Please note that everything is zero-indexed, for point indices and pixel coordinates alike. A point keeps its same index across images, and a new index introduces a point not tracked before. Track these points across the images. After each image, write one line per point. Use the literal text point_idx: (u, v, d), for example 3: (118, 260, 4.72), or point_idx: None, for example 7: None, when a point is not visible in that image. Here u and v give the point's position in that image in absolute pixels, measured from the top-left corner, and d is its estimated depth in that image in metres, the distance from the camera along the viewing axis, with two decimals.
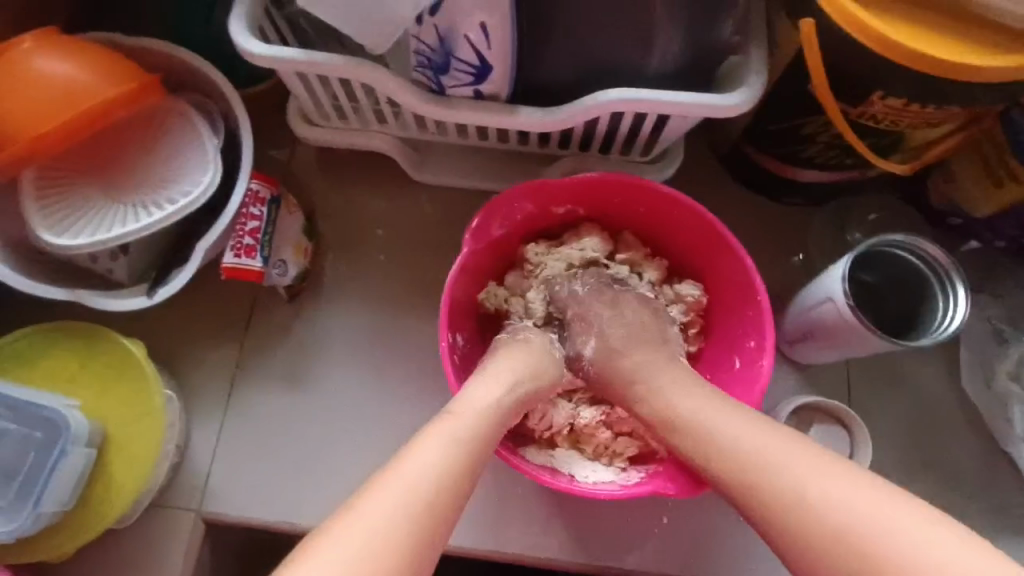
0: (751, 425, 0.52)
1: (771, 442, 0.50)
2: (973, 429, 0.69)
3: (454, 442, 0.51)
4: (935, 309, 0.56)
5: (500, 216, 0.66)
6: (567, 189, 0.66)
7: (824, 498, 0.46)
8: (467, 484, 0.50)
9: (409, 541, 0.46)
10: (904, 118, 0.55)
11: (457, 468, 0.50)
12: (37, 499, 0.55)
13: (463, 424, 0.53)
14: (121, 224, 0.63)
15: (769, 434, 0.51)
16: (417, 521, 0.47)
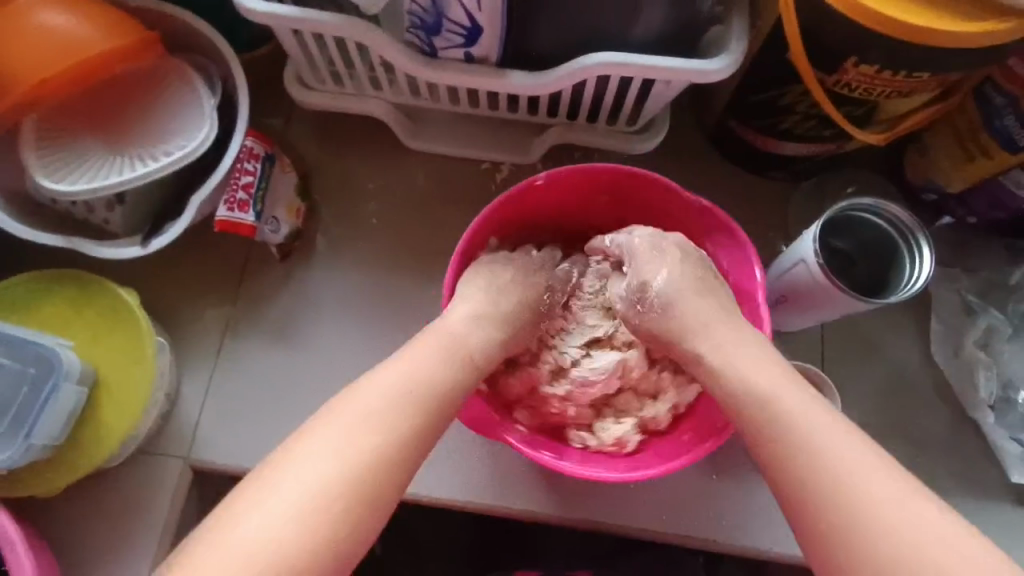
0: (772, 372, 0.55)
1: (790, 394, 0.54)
2: (941, 396, 0.71)
3: (439, 358, 0.56)
4: (903, 270, 0.58)
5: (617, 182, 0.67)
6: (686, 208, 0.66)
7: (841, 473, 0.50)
8: (444, 393, 0.55)
9: (411, 422, 0.53)
10: (876, 86, 0.57)
11: (438, 380, 0.55)
12: (28, 432, 0.57)
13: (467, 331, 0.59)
14: (118, 174, 0.64)
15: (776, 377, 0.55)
16: (402, 408, 0.53)
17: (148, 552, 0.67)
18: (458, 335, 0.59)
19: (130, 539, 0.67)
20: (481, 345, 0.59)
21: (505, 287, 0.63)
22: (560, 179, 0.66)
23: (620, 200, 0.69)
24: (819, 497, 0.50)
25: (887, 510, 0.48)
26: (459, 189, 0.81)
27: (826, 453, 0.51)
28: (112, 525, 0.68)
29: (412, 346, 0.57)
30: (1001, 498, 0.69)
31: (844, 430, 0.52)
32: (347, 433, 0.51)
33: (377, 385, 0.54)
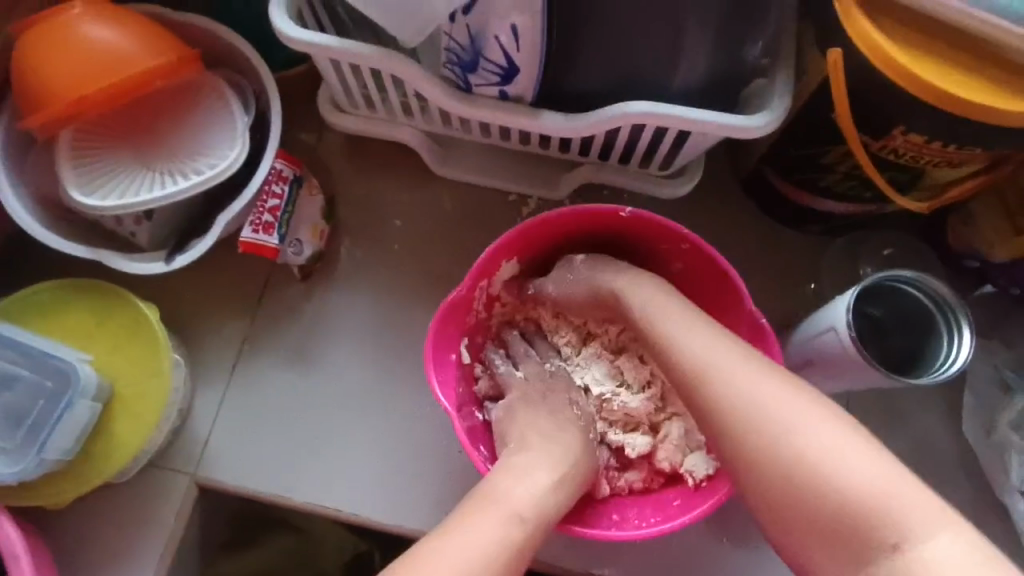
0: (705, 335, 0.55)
1: (720, 354, 0.54)
2: (970, 474, 0.68)
3: (506, 535, 0.50)
4: (939, 349, 0.56)
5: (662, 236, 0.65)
6: (703, 263, 0.65)
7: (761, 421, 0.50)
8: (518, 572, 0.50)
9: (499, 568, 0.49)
10: (924, 155, 0.54)
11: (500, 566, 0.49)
12: (40, 446, 0.57)
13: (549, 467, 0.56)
14: (148, 190, 0.65)
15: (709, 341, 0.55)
16: (496, 553, 0.49)
17: (149, 567, 0.67)
18: (516, 493, 0.53)
19: (134, 552, 0.68)
20: (537, 501, 0.53)
21: (566, 445, 0.58)
22: (582, 214, 0.65)
23: (633, 246, 0.68)
24: (756, 454, 0.49)
25: (819, 446, 0.47)
26: (484, 221, 0.80)
27: (749, 412, 0.50)
28: (117, 536, 0.68)
29: (470, 517, 0.51)
30: None
31: (763, 376, 0.51)
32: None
33: (437, 563, 0.48)
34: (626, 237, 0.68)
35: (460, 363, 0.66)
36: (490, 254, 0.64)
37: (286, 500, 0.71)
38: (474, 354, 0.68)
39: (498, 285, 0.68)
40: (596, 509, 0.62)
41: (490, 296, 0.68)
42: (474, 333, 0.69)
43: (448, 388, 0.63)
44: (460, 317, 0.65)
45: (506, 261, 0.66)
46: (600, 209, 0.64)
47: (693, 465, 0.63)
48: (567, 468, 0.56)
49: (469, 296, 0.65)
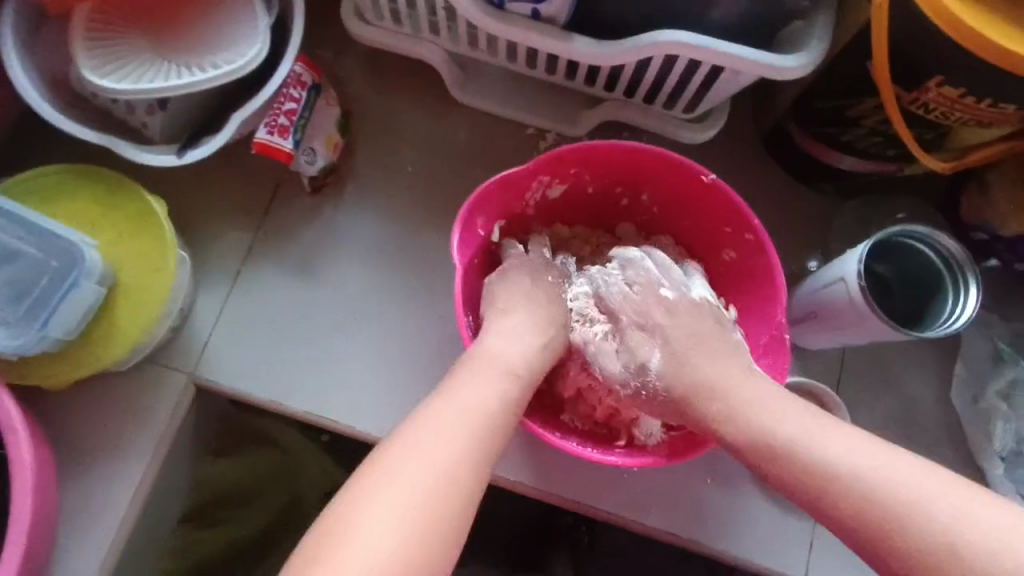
0: (729, 363, 0.55)
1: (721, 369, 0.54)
2: (951, 440, 0.70)
3: (498, 383, 0.54)
4: (944, 305, 0.57)
5: (733, 217, 0.64)
6: (754, 257, 0.63)
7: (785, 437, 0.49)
8: (511, 422, 0.53)
9: (491, 420, 0.52)
10: (955, 111, 0.54)
11: (497, 411, 0.53)
12: (42, 324, 0.56)
13: (538, 337, 0.59)
14: (163, 79, 0.63)
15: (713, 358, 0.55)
16: (490, 403, 0.53)
17: (141, 461, 0.68)
18: (506, 352, 0.56)
19: (128, 444, 0.68)
20: (525, 358, 0.57)
21: (549, 316, 0.61)
22: (664, 162, 0.64)
23: (697, 213, 0.67)
24: (760, 452, 0.50)
25: (818, 445, 0.48)
26: (499, 152, 0.79)
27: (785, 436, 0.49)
28: (112, 427, 0.68)
29: (462, 374, 0.54)
30: None
31: (733, 362, 0.55)
32: (427, 458, 0.48)
33: (440, 416, 0.51)
34: (697, 201, 0.66)
35: (486, 238, 0.66)
36: (563, 155, 0.63)
37: (281, 408, 0.72)
38: (503, 236, 0.68)
39: (556, 191, 0.68)
40: (545, 419, 0.65)
41: (543, 197, 0.68)
42: (514, 222, 0.69)
43: (468, 251, 0.63)
44: (511, 198, 0.66)
45: (573, 168, 0.66)
46: (685, 166, 0.63)
47: (647, 431, 0.62)
48: (548, 330, 0.60)
49: (524, 181, 0.65)
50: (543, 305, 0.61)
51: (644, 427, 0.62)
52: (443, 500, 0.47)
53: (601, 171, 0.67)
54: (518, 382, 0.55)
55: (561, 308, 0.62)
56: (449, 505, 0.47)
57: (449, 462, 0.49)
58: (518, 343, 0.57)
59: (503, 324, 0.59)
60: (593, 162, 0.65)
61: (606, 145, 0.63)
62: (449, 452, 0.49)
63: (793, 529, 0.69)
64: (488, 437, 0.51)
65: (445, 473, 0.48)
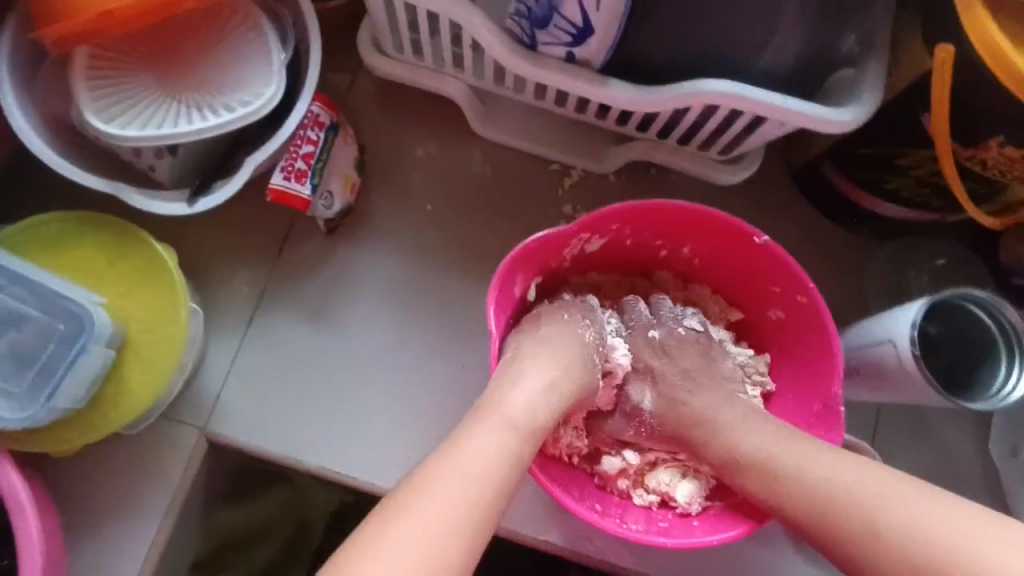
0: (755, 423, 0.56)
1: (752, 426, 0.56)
2: (990, 493, 0.68)
3: (506, 440, 0.50)
4: (997, 372, 0.55)
5: (784, 280, 0.62)
6: (806, 322, 0.61)
7: (817, 490, 0.50)
8: (514, 484, 0.49)
9: (492, 485, 0.48)
10: (1015, 170, 0.52)
11: (504, 473, 0.49)
12: (50, 394, 0.52)
13: (549, 386, 0.54)
14: (173, 124, 0.59)
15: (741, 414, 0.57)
16: (492, 464, 0.49)
17: (152, 522, 0.65)
18: (513, 402, 0.52)
19: (137, 504, 0.65)
20: (534, 409, 0.52)
21: (562, 358, 0.56)
22: (713, 222, 0.61)
23: (741, 272, 0.65)
24: (811, 519, 0.50)
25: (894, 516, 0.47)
26: (521, 190, 0.75)
27: (817, 485, 0.50)
28: (120, 486, 0.65)
29: (470, 428, 0.50)
30: None
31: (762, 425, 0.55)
32: (418, 525, 0.45)
33: (439, 479, 0.47)
34: (743, 259, 0.64)
35: (521, 298, 0.63)
36: (609, 213, 0.60)
37: (296, 463, 0.68)
38: (538, 293, 0.65)
39: (594, 246, 0.65)
40: (580, 488, 0.60)
41: (580, 251, 0.65)
42: (550, 276, 0.66)
43: (503, 314, 0.60)
44: (547, 255, 0.63)
45: (615, 224, 0.63)
46: (736, 226, 0.61)
47: (687, 498, 0.60)
48: (562, 372, 0.55)
49: (563, 239, 0.62)
50: (554, 347, 0.57)
51: (682, 491, 0.60)
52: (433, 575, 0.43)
53: (642, 227, 0.64)
54: (524, 439, 0.51)
55: (575, 347, 0.57)
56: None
57: (442, 531, 0.45)
58: (529, 392, 0.53)
59: (514, 371, 0.54)
60: (635, 219, 0.62)
61: (653, 204, 0.60)
62: (444, 521, 0.45)
63: None
64: (487, 503, 0.47)
65: (437, 545, 0.44)
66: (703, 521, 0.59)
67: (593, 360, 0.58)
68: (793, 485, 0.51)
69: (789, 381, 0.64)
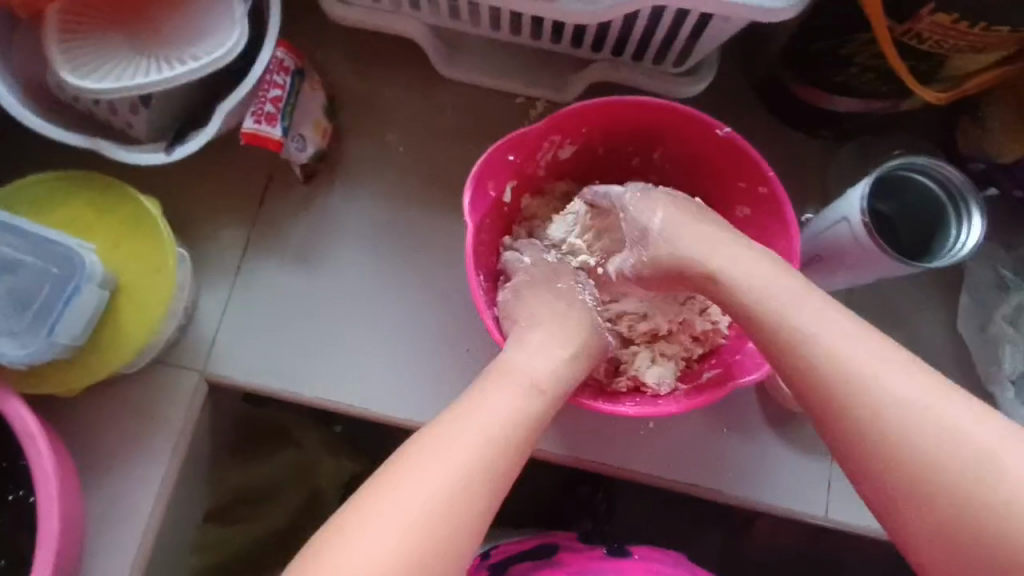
0: (759, 266, 0.53)
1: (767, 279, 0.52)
2: (962, 373, 0.71)
3: (516, 398, 0.51)
4: (948, 236, 0.57)
5: (746, 169, 0.65)
6: (769, 210, 0.64)
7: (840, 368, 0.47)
8: (531, 444, 0.51)
9: (510, 445, 0.49)
10: (949, 39, 0.53)
11: (517, 430, 0.50)
12: (51, 328, 0.56)
13: (563, 354, 0.55)
14: (143, 75, 0.62)
15: (768, 273, 0.52)
16: (511, 425, 0.50)
17: (160, 462, 0.68)
18: (533, 365, 0.54)
19: (144, 446, 0.68)
20: (551, 372, 0.54)
21: (567, 325, 0.58)
22: (676, 118, 0.65)
23: (708, 171, 0.68)
24: (819, 398, 0.48)
25: (911, 431, 0.44)
26: (490, 125, 0.78)
27: (842, 369, 0.47)
28: (128, 431, 0.68)
29: (480, 389, 0.52)
30: None
31: (792, 287, 0.51)
32: (436, 477, 0.46)
33: (456, 432, 0.48)
34: (709, 157, 0.67)
35: (498, 200, 0.67)
36: (575, 112, 0.64)
37: (294, 396, 0.71)
38: (514, 200, 0.69)
39: (567, 152, 0.69)
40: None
41: (554, 158, 0.69)
42: (525, 183, 0.69)
43: (480, 210, 0.64)
44: (522, 160, 0.67)
45: (584, 128, 0.66)
46: (696, 118, 0.64)
47: (659, 380, 0.62)
48: (577, 341, 0.57)
49: (536, 141, 0.66)
50: (567, 319, 0.59)
51: (654, 373, 0.62)
52: (449, 522, 0.45)
53: (612, 130, 0.67)
54: (543, 406, 0.52)
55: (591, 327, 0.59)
56: (460, 535, 0.45)
57: (461, 482, 0.46)
58: (545, 358, 0.54)
59: (530, 337, 0.56)
60: (603, 122, 0.66)
61: (616, 101, 0.64)
62: (461, 473, 0.47)
63: (811, 471, 0.70)
64: (503, 463, 0.48)
65: (453, 493, 0.46)
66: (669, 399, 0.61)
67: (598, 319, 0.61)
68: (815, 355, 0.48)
69: None
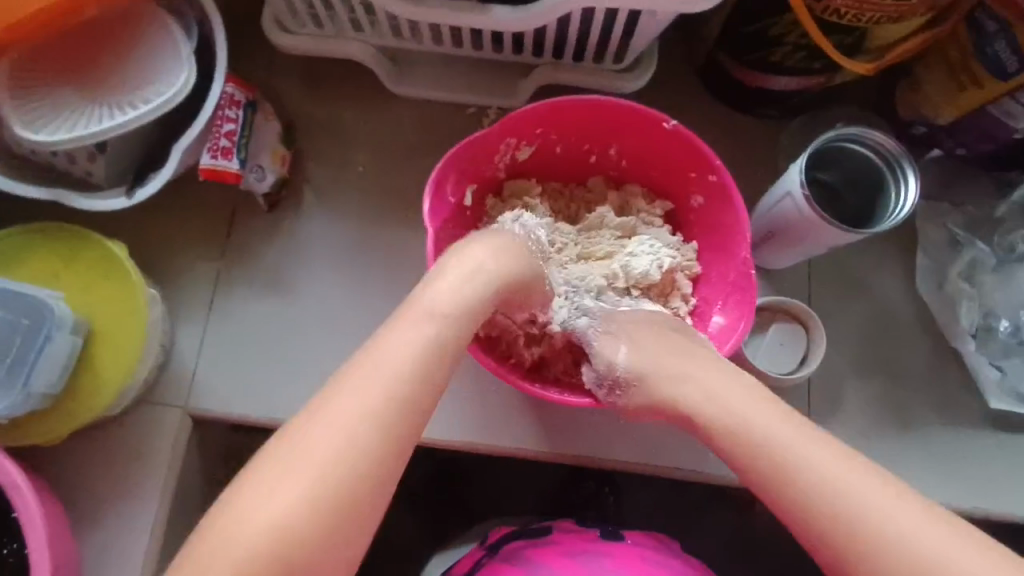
0: (678, 343, 0.58)
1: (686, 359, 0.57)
2: (926, 331, 0.73)
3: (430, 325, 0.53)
4: (888, 201, 0.59)
5: (699, 159, 0.66)
6: (720, 201, 0.66)
7: (749, 439, 0.52)
8: (439, 372, 0.52)
9: (410, 380, 0.50)
10: (865, 11, 0.56)
11: (422, 361, 0.51)
12: (26, 380, 0.57)
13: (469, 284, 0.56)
14: (96, 122, 0.63)
15: (688, 353, 0.57)
16: (411, 362, 0.51)
17: (151, 500, 0.69)
18: (436, 299, 0.54)
19: (134, 486, 0.69)
20: (455, 300, 0.54)
21: (483, 255, 0.58)
22: (626, 114, 0.66)
23: (663, 162, 0.69)
24: (737, 463, 0.53)
25: (800, 466, 0.50)
26: (445, 136, 0.79)
27: (750, 439, 0.52)
28: (117, 472, 0.69)
29: (393, 325, 0.53)
30: (978, 424, 0.71)
31: (703, 361, 0.57)
32: (339, 428, 0.48)
33: (360, 379, 0.50)
34: (661, 148, 0.68)
35: (458, 204, 0.68)
36: (526, 114, 0.65)
37: (278, 423, 0.72)
38: (475, 203, 0.70)
39: (525, 154, 0.69)
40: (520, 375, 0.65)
41: (512, 159, 0.70)
42: (484, 185, 0.70)
43: (440, 216, 0.65)
44: (478, 163, 0.67)
45: (538, 128, 0.67)
46: (644, 113, 0.65)
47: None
48: (489, 266, 0.57)
49: (491, 144, 0.66)
50: (479, 248, 0.58)
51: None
52: (357, 464, 0.47)
53: (566, 130, 0.68)
54: (447, 335, 0.53)
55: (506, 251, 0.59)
56: (382, 458, 0.48)
57: (365, 428, 0.48)
58: (450, 290, 0.55)
59: (437, 274, 0.56)
60: (556, 122, 0.67)
61: (565, 102, 0.65)
62: (364, 418, 0.48)
63: None
64: (407, 402, 0.50)
65: (359, 438, 0.48)
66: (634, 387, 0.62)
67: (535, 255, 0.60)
68: (727, 430, 0.53)
69: (715, 259, 0.67)
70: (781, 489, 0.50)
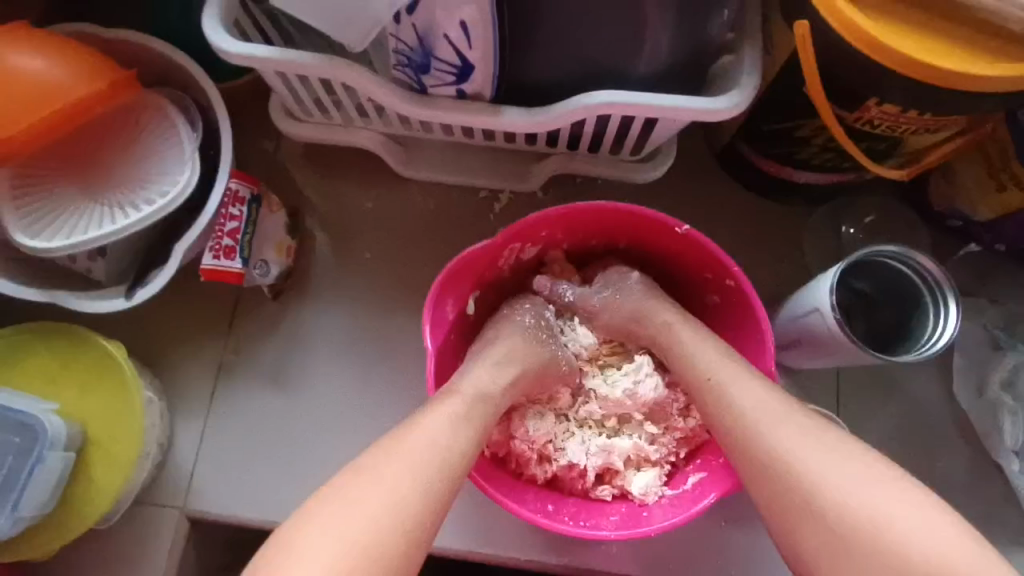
0: (718, 358, 0.57)
1: (733, 380, 0.55)
2: (965, 439, 0.68)
3: (457, 414, 0.53)
4: (927, 321, 0.55)
5: (714, 265, 0.63)
6: (738, 308, 0.62)
7: (798, 467, 0.49)
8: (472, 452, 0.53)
9: (445, 465, 0.51)
10: (900, 124, 0.53)
11: (460, 441, 0.52)
12: (15, 503, 0.57)
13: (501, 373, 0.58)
14: (97, 226, 0.61)
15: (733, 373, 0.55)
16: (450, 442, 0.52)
17: None
18: (479, 377, 0.57)
19: None
20: (487, 383, 0.57)
21: (517, 346, 0.60)
22: (638, 217, 0.63)
23: (677, 262, 0.66)
24: (784, 489, 0.49)
25: (845, 504, 0.47)
26: (455, 221, 0.77)
27: (801, 463, 0.49)
28: None
29: (431, 403, 0.55)
30: (1022, 543, 0.66)
31: (750, 381, 0.54)
32: (375, 499, 0.48)
33: (397, 452, 0.51)
34: (675, 249, 0.65)
35: (460, 314, 0.65)
36: (533, 222, 0.61)
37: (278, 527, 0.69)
38: (479, 305, 0.67)
39: (530, 254, 0.66)
40: (536, 491, 0.61)
41: (517, 260, 0.66)
42: (487, 288, 0.67)
43: (441, 331, 0.63)
44: (482, 270, 0.64)
45: (545, 231, 0.64)
46: (658, 219, 0.62)
47: (643, 489, 0.60)
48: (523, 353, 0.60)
49: (496, 252, 0.63)
50: (513, 331, 0.61)
51: (639, 482, 0.61)
52: (391, 540, 0.47)
53: (571, 229, 0.65)
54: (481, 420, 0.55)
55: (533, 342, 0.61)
56: (416, 531, 0.48)
57: (399, 504, 0.48)
58: (492, 377, 0.57)
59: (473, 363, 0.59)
60: (562, 224, 0.64)
61: (573, 208, 0.62)
62: (402, 493, 0.49)
63: None
64: (442, 483, 0.50)
65: (394, 512, 0.48)
66: (655, 510, 0.59)
67: (541, 336, 0.62)
68: (770, 453, 0.51)
69: None
70: (832, 520, 0.47)
